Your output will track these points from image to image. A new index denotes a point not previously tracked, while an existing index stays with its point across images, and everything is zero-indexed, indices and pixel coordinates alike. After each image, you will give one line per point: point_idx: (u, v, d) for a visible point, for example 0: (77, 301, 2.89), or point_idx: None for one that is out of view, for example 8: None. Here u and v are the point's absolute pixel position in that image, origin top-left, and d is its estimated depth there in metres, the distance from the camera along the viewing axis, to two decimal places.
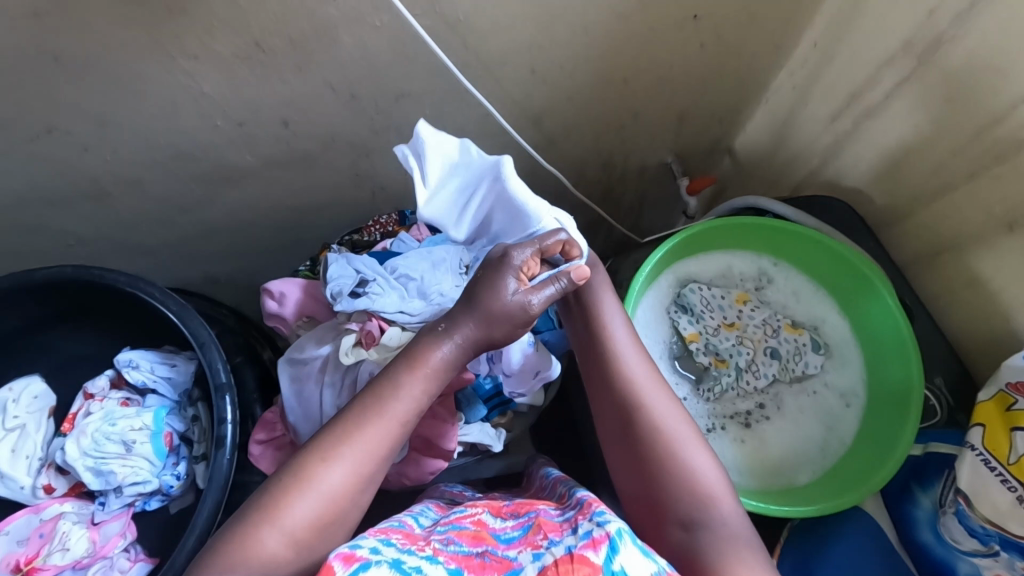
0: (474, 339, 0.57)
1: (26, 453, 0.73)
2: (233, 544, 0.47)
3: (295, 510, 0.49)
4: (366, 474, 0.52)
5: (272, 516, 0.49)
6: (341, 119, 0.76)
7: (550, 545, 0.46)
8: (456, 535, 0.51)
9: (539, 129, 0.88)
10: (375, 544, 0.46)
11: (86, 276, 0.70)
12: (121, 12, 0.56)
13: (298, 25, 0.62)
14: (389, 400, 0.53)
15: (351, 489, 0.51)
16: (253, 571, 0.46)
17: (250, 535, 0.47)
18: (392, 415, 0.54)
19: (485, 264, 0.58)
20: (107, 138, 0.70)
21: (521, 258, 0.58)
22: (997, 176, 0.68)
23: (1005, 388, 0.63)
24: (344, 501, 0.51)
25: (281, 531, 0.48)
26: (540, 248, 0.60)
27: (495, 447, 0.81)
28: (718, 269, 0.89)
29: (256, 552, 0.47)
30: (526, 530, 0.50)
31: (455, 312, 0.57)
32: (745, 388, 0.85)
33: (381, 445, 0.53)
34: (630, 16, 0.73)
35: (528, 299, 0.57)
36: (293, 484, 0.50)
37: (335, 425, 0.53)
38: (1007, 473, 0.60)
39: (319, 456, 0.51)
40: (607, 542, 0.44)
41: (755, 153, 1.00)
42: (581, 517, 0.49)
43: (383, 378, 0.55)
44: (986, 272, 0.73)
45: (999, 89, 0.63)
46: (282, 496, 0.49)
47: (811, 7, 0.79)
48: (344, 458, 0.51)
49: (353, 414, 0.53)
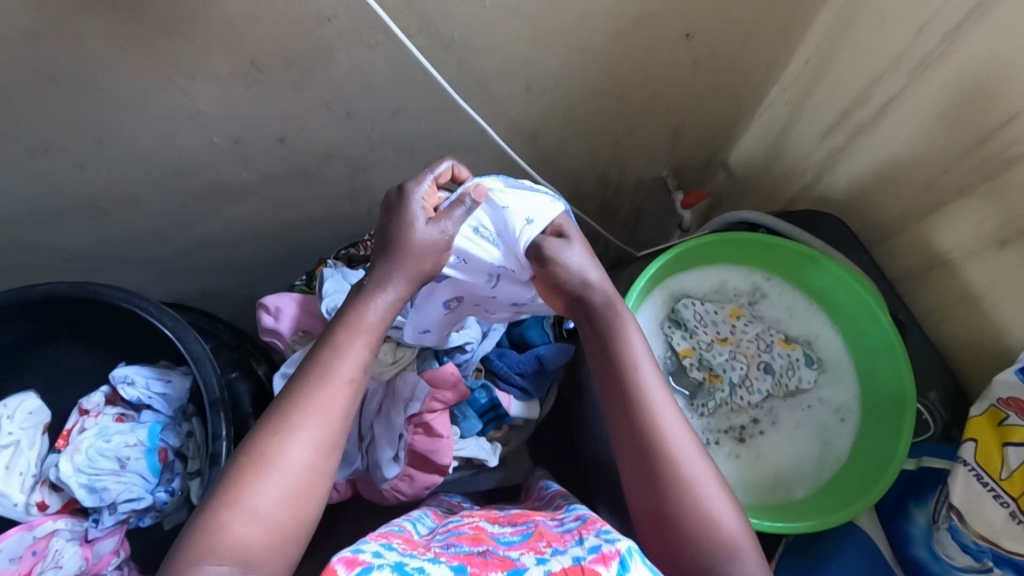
0: (409, 279, 0.56)
1: (20, 470, 0.73)
2: (198, 535, 0.45)
3: (258, 490, 0.47)
4: (328, 439, 0.50)
5: (235, 500, 0.46)
6: (338, 135, 0.77)
7: (554, 552, 0.47)
8: (456, 539, 0.53)
9: (535, 145, 0.88)
10: (378, 548, 0.46)
11: (82, 292, 0.70)
12: (120, 33, 0.57)
13: (295, 46, 0.63)
14: (331, 361, 0.52)
15: (316, 458, 0.49)
16: (222, 559, 0.43)
17: (214, 523, 0.45)
18: (338, 375, 0.52)
19: (387, 210, 0.58)
20: (105, 155, 0.70)
21: (420, 192, 0.58)
22: (986, 193, 0.69)
23: (996, 403, 0.64)
24: (310, 471, 0.49)
25: (246, 513, 0.46)
26: (436, 180, 0.60)
27: (489, 462, 0.81)
28: (712, 283, 0.89)
29: (228, 537, 0.44)
30: (526, 537, 0.52)
31: (387, 265, 0.56)
32: (738, 403, 0.85)
33: (337, 407, 0.51)
34: (623, 35, 0.74)
35: (441, 226, 0.56)
36: (252, 465, 0.47)
37: (281, 398, 0.51)
38: (999, 488, 0.61)
39: (271, 432, 0.49)
40: (617, 558, 0.44)
41: (749, 167, 1.01)
42: (585, 531, 0.51)
43: (320, 344, 0.53)
44: (978, 287, 0.73)
45: (987, 106, 0.64)
46: (242, 478, 0.47)
47: (802, 27, 0.80)
48: (300, 429, 0.49)
49: (299, 384, 0.51)
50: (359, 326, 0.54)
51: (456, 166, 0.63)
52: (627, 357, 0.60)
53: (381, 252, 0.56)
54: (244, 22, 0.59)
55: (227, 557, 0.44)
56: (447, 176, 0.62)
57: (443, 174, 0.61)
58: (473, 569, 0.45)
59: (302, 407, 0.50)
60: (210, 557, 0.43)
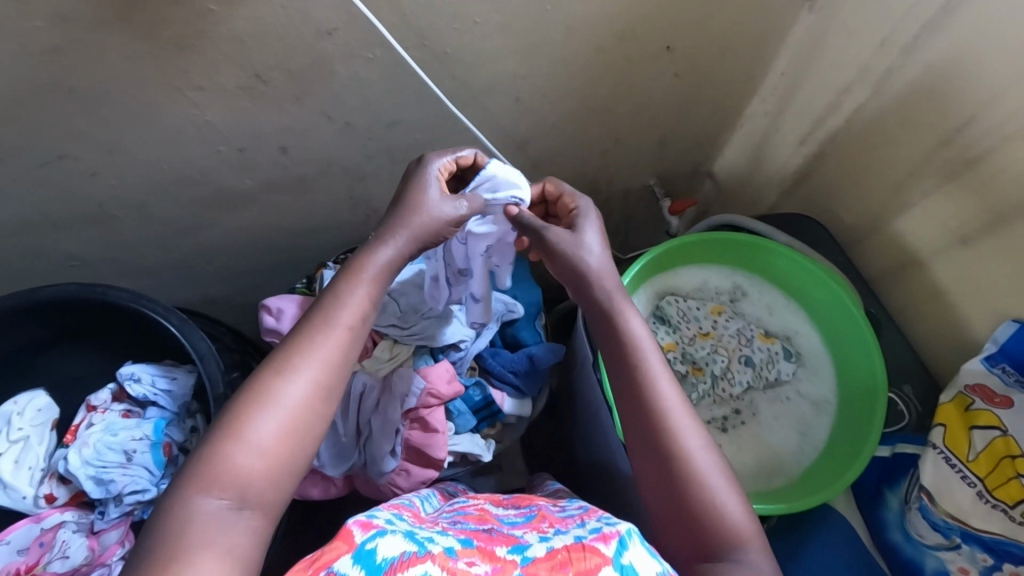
0: (410, 238, 0.60)
1: (28, 465, 0.76)
2: (200, 465, 0.48)
3: (258, 426, 0.49)
4: (325, 381, 0.53)
5: (237, 434, 0.49)
6: (338, 145, 0.81)
7: (557, 532, 0.52)
8: (463, 518, 0.57)
9: (526, 153, 0.93)
10: (389, 517, 0.51)
11: (92, 294, 0.74)
12: (135, 47, 0.61)
13: (298, 59, 0.67)
14: (335, 310, 0.55)
15: (313, 399, 0.52)
16: (224, 485, 0.47)
17: (217, 455, 0.48)
18: (337, 321, 0.55)
19: (409, 177, 0.64)
20: (115, 164, 0.74)
21: (438, 167, 0.65)
22: (948, 193, 0.73)
23: (964, 390, 0.69)
24: (308, 410, 0.52)
25: (249, 448, 0.49)
26: (456, 160, 0.66)
27: (485, 457, 0.84)
28: (695, 283, 0.93)
29: (228, 469, 0.48)
30: (530, 518, 0.57)
31: (392, 220, 0.61)
32: (720, 395, 0.88)
33: (334, 351, 0.54)
34: (607, 49, 0.79)
35: (447, 207, 0.62)
36: (252, 401, 0.50)
37: (284, 343, 0.54)
38: (966, 470, 0.66)
39: (272, 371, 0.52)
40: (617, 537, 0.47)
41: (731, 176, 1.06)
42: (588, 516, 0.55)
43: (325, 293, 0.57)
44: (945, 283, 0.77)
45: (946, 112, 0.69)
46: (243, 414, 0.50)
47: (776, 42, 0.85)
48: (301, 369, 0.52)
49: (301, 328, 0.55)
50: (360, 273, 0.58)
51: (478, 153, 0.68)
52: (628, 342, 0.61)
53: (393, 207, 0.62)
54: (252, 38, 0.63)
55: (227, 488, 0.47)
56: (469, 161, 0.67)
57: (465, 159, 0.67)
58: (480, 542, 0.49)
59: (306, 349, 0.53)
60: (211, 487, 0.47)
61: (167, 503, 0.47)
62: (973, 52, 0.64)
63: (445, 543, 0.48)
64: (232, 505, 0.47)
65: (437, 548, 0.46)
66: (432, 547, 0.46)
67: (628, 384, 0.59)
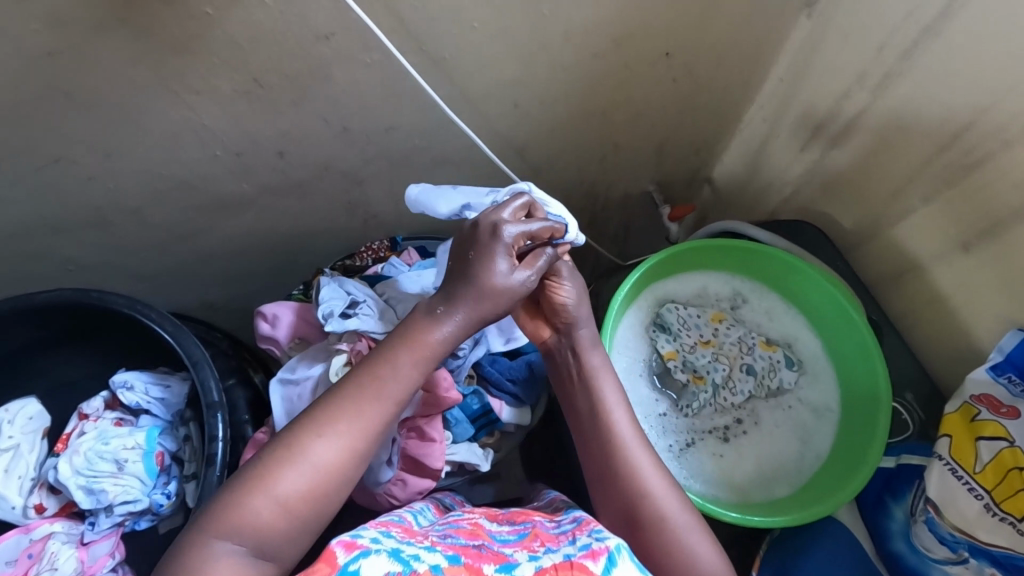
0: (471, 310, 0.61)
1: (18, 474, 0.74)
2: (226, 509, 0.52)
3: (286, 481, 0.53)
4: (356, 448, 0.56)
5: (264, 488, 0.53)
6: (334, 150, 0.80)
7: (547, 551, 0.51)
8: (454, 531, 0.57)
9: (524, 159, 0.92)
10: (376, 535, 0.50)
11: (86, 300, 0.73)
12: (130, 50, 0.60)
13: (292, 63, 0.67)
14: (387, 381, 0.59)
15: (341, 462, 0.56)
16: (246, 534, 0.51)
17: (242, 504, 0.52)
18: (382, 390, 0.58)
19: (475, 247, 0.62)
20: (112, 169, 0.74)
21: (508, 245, 0.62)
22: (948, 200, 0.72)
23: (970, 400, 0.68)
24: (335, 471, 0.55)
25: (273, 502, 0.53)
26: (525, 233, 0.64)
27: (482, 467, 0.82)
28: (694, 289, 0.92)
29: (250, 519, 0.52)
30: (522, 535, 0.56)
31: (460, 290, 0.61)
32: (722, 404, 0.86)
33: (373, 423, 0.58)
34: (606, 55, 0.78)
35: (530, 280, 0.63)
36: (283, 456, 0.54)
37: (326, 403, 0.58)
38: (973, 482, 0.64)
39: (310, 432, 0.55)
40: (605, 553, 0.47)
41: (731, 182, 1.05)
42: (579, 531, 0.54)
43: (381, 356, 0.60)
44: (946, 289, 0.76)
45: (945, 119, 0.68)
46: (272, 468, 0.54)
47: (776, 47, 0.84)
48: (337, 434, 0.56)
49: (349, 392, 0.58)
50: (418, 344, 0.60)
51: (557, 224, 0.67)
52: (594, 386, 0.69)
53: (462, 278, 0.61)
54: (246, 41, 0.63)
55: (247, 536, 0.52)
56: (544, 236, 0.66)
57: (540, 232, 0.65)
58: (467, 560, 0.48)
59: (347, 415, 0.57)
60: (232, 533, 0.51)
61: (189, 544, 0.51)
62: (974, 58, 0.63)
63: (431, 561, 0.47)
64: (248, 551, 0.52)
65: (423, 566, 0.46)
66: (416, 565, 0.45)
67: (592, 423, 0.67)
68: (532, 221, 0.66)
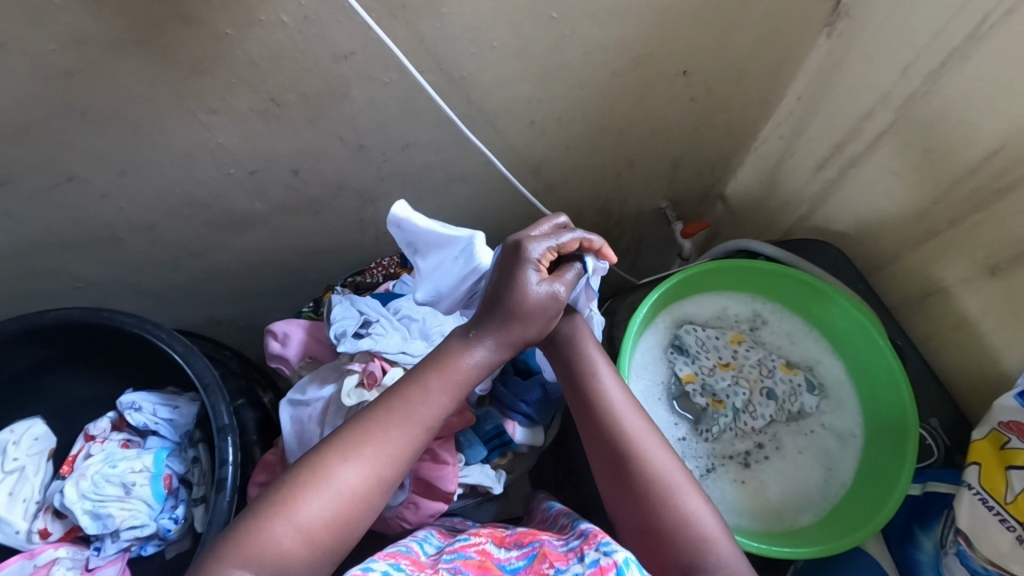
0: (500, 342, 0.62)
1: (23, 497, 0.73)
2: (244, 538, 0.50)
3: (310, 508, 0.52)
4: (379, 474, 0.55)
5: (287, 513, 0.51)
6: (349, 168, 0.79)
7: (557, 573, 0.51)
8: (463, 563, 0.54)
9: (539, 176, 0.91)
10: (387, 567, 0.51)
11: (96, 318, 0.71)
12: (148, 70, 0.59)
13: (311, 83, 0.66)
14: (415, 405, 0.58)
15: (364, 488, 0.54)
16: (263, 562, 0.49)
17: (263, 527, 0.50)
18: (409, 416, 0.57)
19: (502, 262, 0.62)
20: (124, 187, 0.73)
21: (538, 252, 0.62)
22: (977, 223, 0.71)
23: (998, 427, 0.67)
24: (357, 499, 0.54)
25: (296, 529, 0.51)
26: (558, 245, 0.64)
27: (495, 489, 0.78)
28: (714, 311, 0.92)
29: (271, 547, 0.50)
30: (531, 559, 0.54)
31: (484, 316, 0.62)
32: (743, 429, 0.85)
33: (397, 448, 0.56)
34: (623, 73, 0.78)
35: (555, 288, 0.63)
36: (310, 482, 0.53)
37: (356, 426, 0.56)
38: (1005, 513, 0.62)
39: (338, 454, 0.54)
40: (614, 569, 0.49)
41: (745, 200, 1.04)
42: (586, 546, 0.53)
43: (411, 380, 0.59)
44: (973, 313, 0.75)
45: (974, 141, 0.67)
46: (295, 492, 0.52)
47: (794, 66, 0.84)
48: (361, 458, 0.55)
49: (376, 414, 0.57)
50: (455, 369, 0.60)
51: (588, 235, 0.66)
52: (586, 368, 0.66)
53: (490, 305, 0.62)
54: (266, 61, 0.62)
55: (264, 565, 0.49)
56: (573, 247, 0.65)
57: (569, 245, 0.65)
58: None
59: (373, 438, 0.56)
60: (249, 560, 0.49)
61: (205, 567, 0.49)
62: (1002, 82, 0.62)
63: None
64: None
65: None
66: None
67: (584, 405, 0.64)
68: (562, 233, 0.66)
